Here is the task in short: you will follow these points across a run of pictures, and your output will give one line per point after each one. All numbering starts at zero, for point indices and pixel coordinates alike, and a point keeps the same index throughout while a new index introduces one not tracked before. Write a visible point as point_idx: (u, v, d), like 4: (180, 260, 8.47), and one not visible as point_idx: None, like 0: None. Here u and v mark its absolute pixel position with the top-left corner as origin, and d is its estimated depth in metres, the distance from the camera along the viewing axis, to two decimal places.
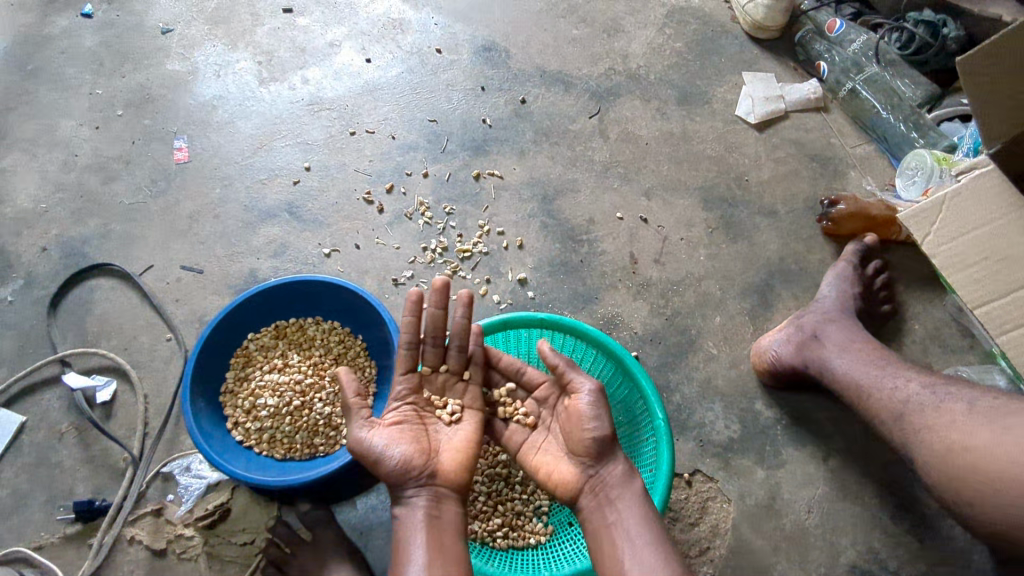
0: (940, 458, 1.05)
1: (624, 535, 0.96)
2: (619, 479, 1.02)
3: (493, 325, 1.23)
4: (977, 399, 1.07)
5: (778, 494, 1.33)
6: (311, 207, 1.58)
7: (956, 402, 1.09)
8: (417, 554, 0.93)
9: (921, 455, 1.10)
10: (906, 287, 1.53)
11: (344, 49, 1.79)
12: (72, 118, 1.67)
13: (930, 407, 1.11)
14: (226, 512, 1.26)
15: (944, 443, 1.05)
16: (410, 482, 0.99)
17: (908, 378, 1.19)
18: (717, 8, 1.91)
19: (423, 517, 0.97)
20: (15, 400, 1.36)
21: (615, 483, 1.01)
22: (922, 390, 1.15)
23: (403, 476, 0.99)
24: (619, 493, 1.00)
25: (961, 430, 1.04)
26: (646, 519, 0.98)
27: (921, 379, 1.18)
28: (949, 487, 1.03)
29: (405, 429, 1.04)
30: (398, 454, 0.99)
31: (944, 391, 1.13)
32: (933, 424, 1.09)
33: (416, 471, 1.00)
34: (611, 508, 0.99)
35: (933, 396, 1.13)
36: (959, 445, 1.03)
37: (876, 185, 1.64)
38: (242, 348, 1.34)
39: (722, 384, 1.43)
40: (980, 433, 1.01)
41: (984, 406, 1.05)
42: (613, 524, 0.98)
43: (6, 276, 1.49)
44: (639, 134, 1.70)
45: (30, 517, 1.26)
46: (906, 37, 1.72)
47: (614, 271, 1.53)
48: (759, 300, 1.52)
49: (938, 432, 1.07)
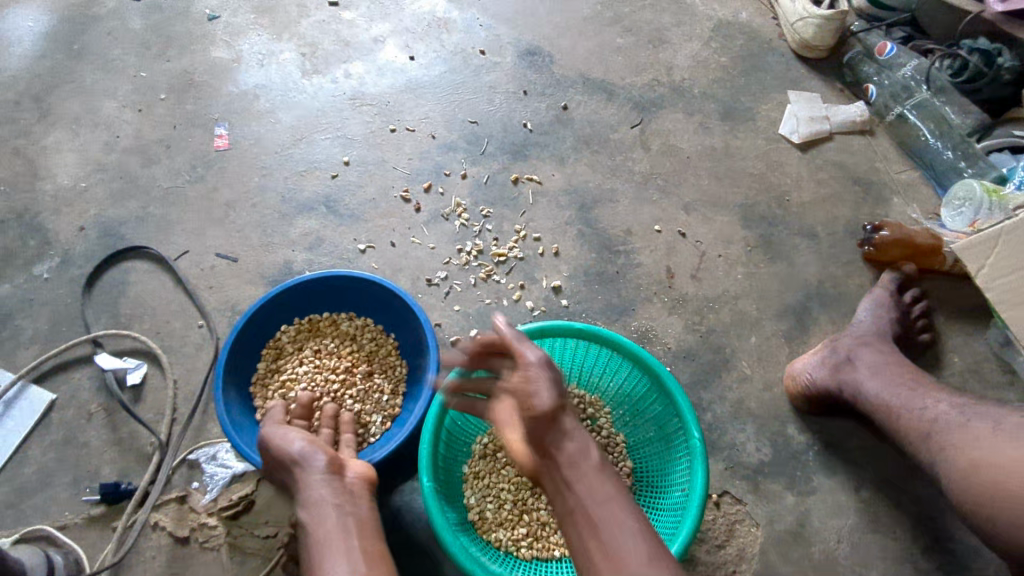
0: (963, 475, 1.04)
1: (591, 527, 0.75)
2: (572, 459, 0.79)
3: (531, 333, 1.21)
4: (1004, 419, 1.07)
5: (807, 521, 1.31)
6: (347, 201, 1.57)
7: (982, 419, 1.09)
8: (335, 556, 0.91)
9: (945, 474, 1.09)
10: (946, 318, 1.51)
11: (388, 46, 1.79)
12: (116, 99, 1.68)
13: (955, 425, 1.11)
14: (250, 503, 1.25)
15: (966, 461, 1.05)
16: (308, 484, 1.00)
17: (937, 399, 1.18)
18: (764, 25, 1.89)
19: (335, 510, 0.96)
20: (47, 377, 1.36)
21: (567, 468, 0.79)
22: (950, 410, 1.14)
23: (304, 476, 1.01)
24: (579, 478, 0.78)
25: (983, 448, 1.04)
26: (609, 500, 0.76)
27: (950, 401, 1.17)
28: (972, 506, 1.02)
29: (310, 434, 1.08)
30: (299, 447, 1.03)
31: (974, 412, 1.11)
32: (960, 440, 1.08)
33: (314, 474, 1.01)
34: (569, 500, 0.78)
35: (961, 416, 1.12)
36: (980, 462, 1.02)
37: (920, 213, 1.61)
38: (275, 340, 1.34)
39: (755, 406, 1.41)
40: (1004, 449, 1.01)
41: (1011, 425, 1.05)
42: (572, 515, 0.77)
43: (43, 253, 1.49)
44: (681, 148, 1.68)
45: (55, 496, 1.26)
46: (959, 65, 1.69)
47: (649, 283, 1.51)
48: (795, 323, 1.50)
49: (962, 448, 1.07)
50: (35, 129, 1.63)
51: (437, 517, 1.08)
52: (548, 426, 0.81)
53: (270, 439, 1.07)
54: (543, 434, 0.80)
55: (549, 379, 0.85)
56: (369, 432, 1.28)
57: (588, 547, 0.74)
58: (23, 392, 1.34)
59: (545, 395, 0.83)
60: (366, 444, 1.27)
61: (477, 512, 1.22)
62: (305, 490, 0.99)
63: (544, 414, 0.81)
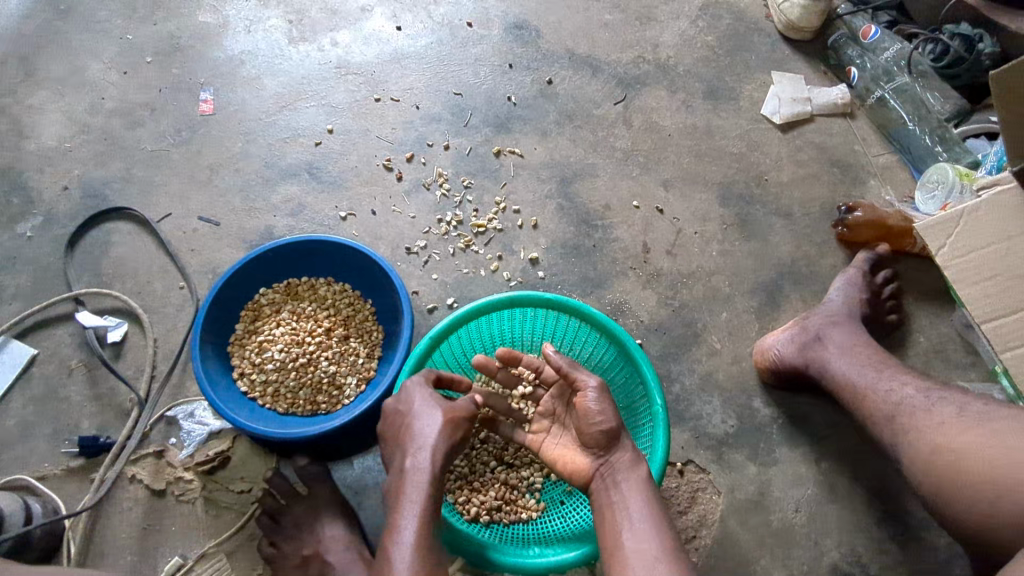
0: (924, 457, 1.11)
1: (623, 511, 0.99)
2: (622, 462, 1.04)
3: (502, 302, 1.24)
4: (969, 405, 1.13)
5: (767, 490, 1.35)
6: (331, 168, 1.59)
7: (947, 405, 1.14)
8: (406, 534, 0.95)
9: (906, 454, 1.15)
10: (915, 299, 1.54)
11: (375, 15, 1.79)
12: (101, 61, 1.68)
13: (921, 409, 1.16)
14: (226, 459, 1.28)
15: (930, 443, 1.11)
16: (425, 470, 1.01)
17: (903, 381, 1.23)
18: (753, 5, 1.88)
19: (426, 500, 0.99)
20: (28, 333, 1.39)
21: (617, 470, 1.04)
22: (916, 394, 1.19)
23: (424, 459, 1.02)
24: (625, 477, 1.02)
25: (947, 432, 1.10)
26: (645, 500, 0.99)
27: (916, 384, 1.21)
28: (930, 485, 1.10)
29: (459, 424, 1.08)
30: (437, 420, 1.05)
31: (939, 396, 1.17)
32: (925, 423, 1.14)
33: (435, 464, 1.02)
34: (614, 490, 1.02)
35: (926, 400, 1.17)
36: (945, 446, 1.09)
37: (895, 196, 1.64)
38: (253, 303, 1.36)
39: (723, 379, 1.44)
40: (967, 434, 1.07)
41: (974, 412, 1.10)
42: (612, 503, 1.00)
43: (27, 211, 1.51)
44: (662, 125, 1.70)
45: (36, 448, 1.30)
46: (941, 50, 1.70)
47: (625, 258, 1.54)
48: (766, 300, 1.53)
49: (925, 432, 1.13)
50: (20, 89, 1.64)
51: None
52: (611, 441, 1.06)
53: (422, 400, 1.07)
54: (608, 439, 1.05)
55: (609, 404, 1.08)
56: (344, 393, 1.31)
57: (618, 530, 0.97)
58: (5, 346, 1.36)
59: (608, 417, 1.06)
60: (341, 405, 1.30)
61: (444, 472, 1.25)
62: (418, 473, 1.01)
63: (609, 430, 1.05)
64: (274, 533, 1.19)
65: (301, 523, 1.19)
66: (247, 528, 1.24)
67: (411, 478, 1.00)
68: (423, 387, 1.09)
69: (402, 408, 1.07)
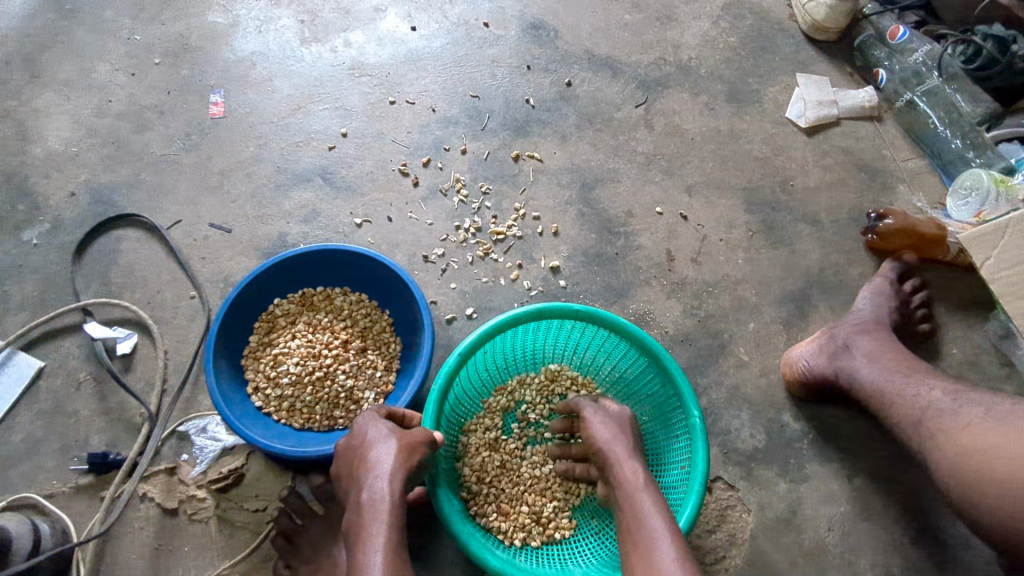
0: (948, 460, 1.06)
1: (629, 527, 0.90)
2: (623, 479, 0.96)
3: (529, 314, 1.18)
4: (997, 406, 1.08)
5: (799, 508, 1.31)
6: (345, 173, 1.54)
7: (974, 405, 1.09)
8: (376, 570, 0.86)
9: (932, 457, 1.10)
10: (947, 309, 1.49)
11: (389, 15, 1.74)
12: (108, 63, 1.64)
13: (949, 412, 1.11)
14: (240, 477, 1.24)
15: (955, 447, 1.06)
16: (383, 498, 0.94)
17: (930, 386, 1.18)
18: (776, 4, 1.83)
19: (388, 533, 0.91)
20: (35, 344, 1.34)
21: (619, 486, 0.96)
22: (944, 396, 1.14)
23: (381, 489, 0.95)
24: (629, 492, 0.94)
25: (973, 434, 1.05)
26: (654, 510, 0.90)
27: (943, 387, 1.16)
28: (954, 488, 1.05)
29: (416, 449, 1.01)
30: (387, 449, 0.99)
31: (967, 398, 1.12)
32: (950, 426, 1.09)
33: (394, 495, 0.95)
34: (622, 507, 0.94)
35: (953, 402, 1.12)
36: (969, 448, 1.04)
37: (926, 202, 1.59)
38: (267, 313, 1.32)
39: (751, 392, 1.40)
40: (992, 435, 1.02)
41: (1000, 412, 1.06)
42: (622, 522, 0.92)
43: (32, 218, 1.46)
44: (684, 128, 1.65)
45: (43, 464, 1.25)
46: (972, 51, 1.66)
47: (649, 265, 1.49)
48: (795, 310, 1.48)
49: (950, 435, 1.08)
50: (25, 91, 1.59)
51: (443, 503, 1.08)
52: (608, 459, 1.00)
53: (370, 435, 1.03)
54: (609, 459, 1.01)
55: (609, 425, 1.04)
56: (362, 408, 1.27)
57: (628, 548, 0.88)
58: (11, 359, 1.32)
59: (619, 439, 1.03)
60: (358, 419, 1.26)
61: (471, 492, 1.21)
62: (377, 504, 0.94)
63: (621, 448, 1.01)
64: (289, 555, 1.15)
65: (317, 545, 1.15)
66: (262, 547, 1.20)
67: (372, 510, 0.93)
68: (375, 419, 1.06)
69: (357, 443, 1.03)
